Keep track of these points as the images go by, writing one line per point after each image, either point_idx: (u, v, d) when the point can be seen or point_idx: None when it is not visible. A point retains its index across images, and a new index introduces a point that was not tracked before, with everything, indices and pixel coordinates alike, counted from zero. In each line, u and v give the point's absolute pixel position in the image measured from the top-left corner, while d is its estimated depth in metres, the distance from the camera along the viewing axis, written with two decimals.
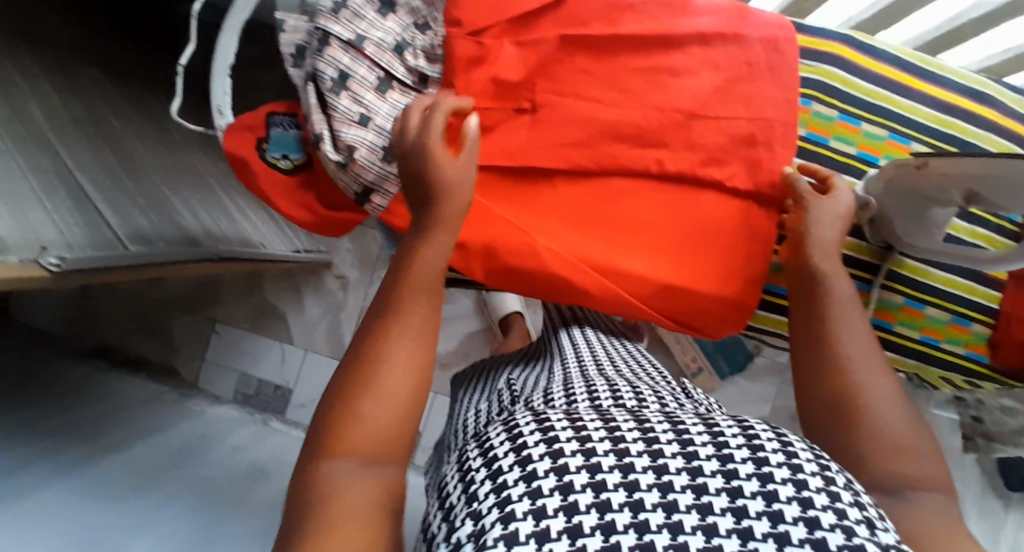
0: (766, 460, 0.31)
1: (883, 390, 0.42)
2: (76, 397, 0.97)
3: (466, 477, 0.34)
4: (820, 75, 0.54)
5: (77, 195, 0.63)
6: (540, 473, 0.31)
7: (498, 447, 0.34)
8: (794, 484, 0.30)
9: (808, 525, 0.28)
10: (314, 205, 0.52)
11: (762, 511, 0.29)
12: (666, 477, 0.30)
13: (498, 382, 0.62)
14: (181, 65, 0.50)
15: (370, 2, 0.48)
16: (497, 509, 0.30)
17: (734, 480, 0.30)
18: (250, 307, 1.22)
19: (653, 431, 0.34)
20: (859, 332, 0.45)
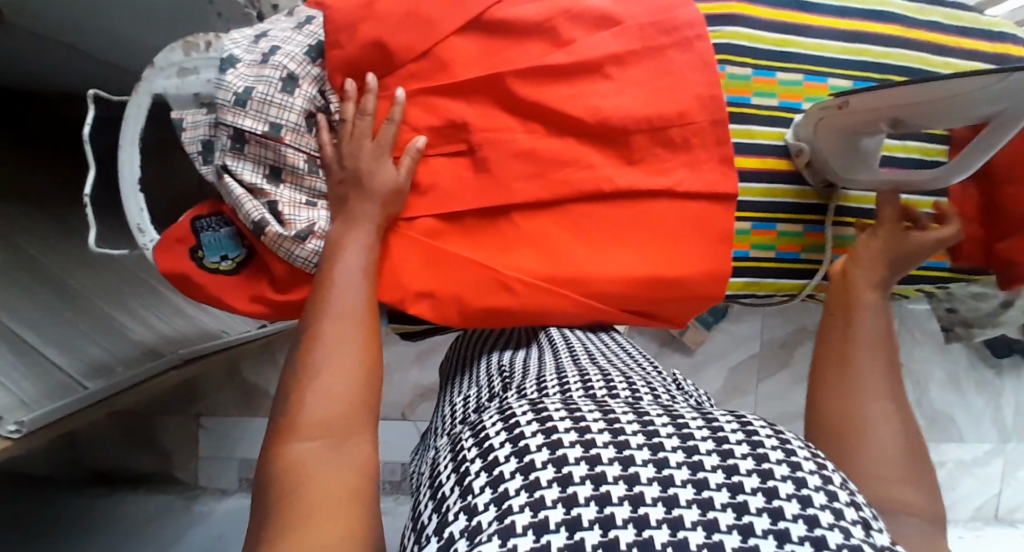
0: (766, 457, 0.33)
1: (886, 417, 0.48)
2: (80, 532, 0.94)
3: (466, 474, 0.35)
4: (728, 38, 0.53)
5: (20, 347, 0.61)
6: (538, 464, 0.32)
7: (496, 442, 0.36)
8: (793, 483, 0.31)
9: (807, 525, 0.29)
10: (268, 292, 0.49)
11: (762, 507, 0.29)
12: (666, 470, 0.31)
13: (484, 365, 0.61)
14: (88, 195, 0.47)
15: (271, 83, 0.46)
16: (494, 504, 0.31)
17: (734, 475, 0.31)
18: (234, 391, 1.18)
19: (652, 423, 0.36)
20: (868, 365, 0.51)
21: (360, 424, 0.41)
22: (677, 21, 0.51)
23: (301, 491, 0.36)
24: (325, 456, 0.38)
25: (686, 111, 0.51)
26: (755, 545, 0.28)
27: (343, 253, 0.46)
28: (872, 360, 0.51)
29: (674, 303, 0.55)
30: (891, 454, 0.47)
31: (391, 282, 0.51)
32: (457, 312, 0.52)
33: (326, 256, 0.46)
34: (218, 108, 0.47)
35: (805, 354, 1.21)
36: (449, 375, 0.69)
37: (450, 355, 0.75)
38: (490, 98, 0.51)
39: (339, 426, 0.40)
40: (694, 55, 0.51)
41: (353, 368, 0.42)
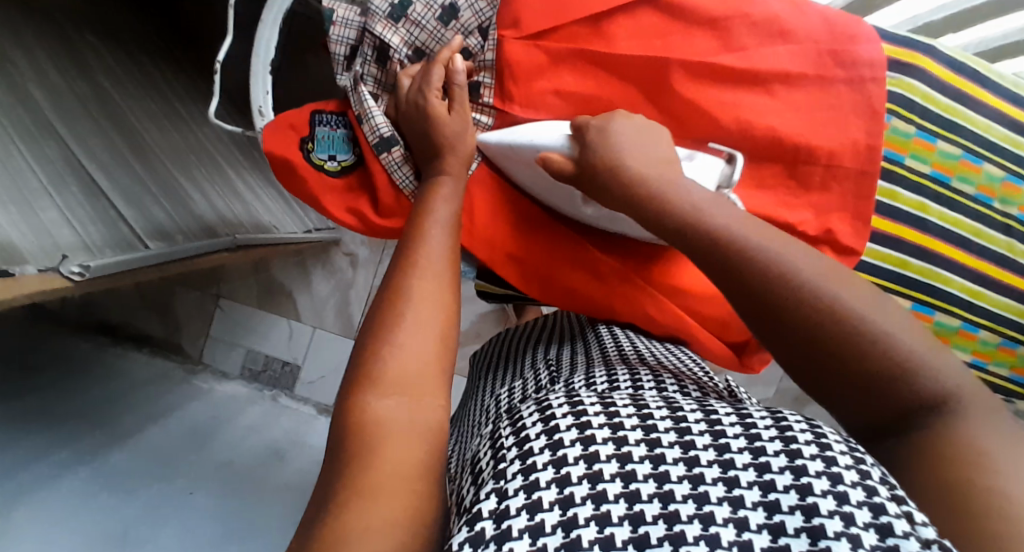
0: (795, 438, 0.28)
1: (864, 296, 0.34)
2: (84, 376, 0.95)
3: (501, 455, 0.32)
4: (903, 89, 0.50)
5: (87, 186, 0.59)
6: (570, 459, 0.30)
7: (528, 422, 0.34)
8: (824, 461, 0.27)
9: (837, 500, 0.25)
10: (366, 210, 0.46)
11: (789, 484, 0.26)
12: (698, 469, 0.28)
13: (531, 359, 0.61)
14: (219, 62, 0.45)
15: (431, 7, 0.45)
16: (524, 492, 0.28)
17: (761, 455, 0.28)
18: (257, 284, 1.18)
19: (685, 418, 0.32)
20: (785, 256, 0.35)
21: (435, 378, 0.38)
22: (858, 57, 0.48)
23: (380, 452, 0.33)
24: (405, 412, 0.35)
25: (836, 149, 0.48)
26: (780, 524, 0.25)
27: (433, 206, 0.43)
28: (812, 269, 0.35)
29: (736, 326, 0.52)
30: (907, 351, 0.32)
31: (489, 228, 0.48)
32: (542, 283, 0.50)
33: (417, 212, 0.43)
34: (370, 15, 0.44)
35: (816, 412, 1.21)
36: (493, 362, 0.69)
37: (485, 352, 0.76)
38: (643, 82, 0.47)
39: (413, 385, 0.36)
40: (864, 97, 0.48)
41: (436, 316, 0.39)
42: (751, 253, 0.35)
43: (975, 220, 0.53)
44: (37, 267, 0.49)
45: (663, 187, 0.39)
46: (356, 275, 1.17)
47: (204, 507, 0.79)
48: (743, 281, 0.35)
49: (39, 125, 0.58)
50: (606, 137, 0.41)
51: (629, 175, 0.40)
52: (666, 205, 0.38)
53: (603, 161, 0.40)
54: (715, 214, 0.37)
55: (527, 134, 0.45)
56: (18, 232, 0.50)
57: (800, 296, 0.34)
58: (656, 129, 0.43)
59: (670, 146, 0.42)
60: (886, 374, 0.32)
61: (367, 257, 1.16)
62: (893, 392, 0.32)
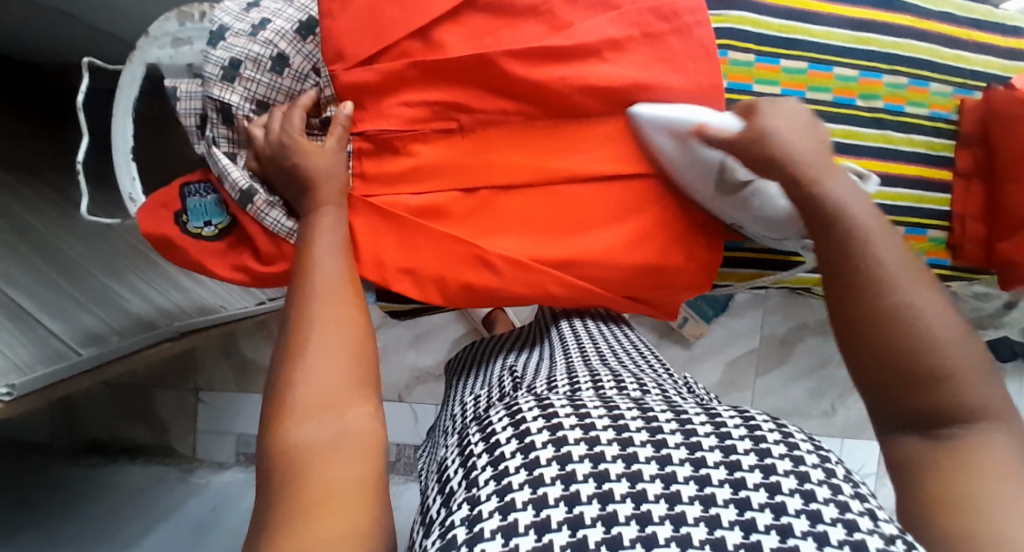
0: (768, 453, 0.32)
1: (937, 307, 0.40)
2: (78, 500, 0.95)
3: (473, 468, 0.35)
4: (732, 22, 0.52)
5: (13, 312, 0.61)
6: (542, 460, 0.31)
7: (501, 437, 0.35)
8: (795, 477, 0.30)
9: (805, 499, 0.28)
10: (250, 262, 0.48)
11: (765, 503, 0.28)
12: (669, 467, 0.31)
13: (495, 369, 0.63)
14: (80, 163, 0.48)
15: (259, 61, 0.47)
16: (496, 497, 0.30)
17: (732, 456, 0.31)
18: (231, 368, 1.19)
19: (656, 420, 0.35)
20: (893, 256, 0.41)
21: (355, 397, 0.38)
22: (677, 7, 0.50)
23: (296, 480, 0.32)
24: (325, 431, 0.35)
25: (681, 90, 0.50)
26: (752, 520, 0.27)
27: (315, 238, 0.44)
28: (899, 272, 0.41)
29: (644, 286, 0.54)
30: (958, 366, 0.38)
31: (368, 249, 0.51)
32: (445, 292, 0.52)
33: (300, 252, 0.44)
34: (207, 82, 0.47)
35: (806, 350, 1.20)
36: (460, 373, 0.71)
37: (457, 359, 0.77)
38: (479, 81, 0.49)
39: (331, 405, 0.36)
40: (693, 42, 0.50)
41: (347, 342, 0.40)
42: (867, 252, 0.42)
43: (840, 123, 0.54)
44: None
45: (819, 167, 0.45)
46: None
47: None
48: (842, 254, 0.42)
49: None
50: (767, 116, 0.46)
51: (790, 153, 0.45)
52: (819, 192, 0.44)
53: (761, 135, 0.45)
54: (847, 203, 0.43)
55: (687, 112, 0.47)
56: None
57: (887, 296, 0.40)
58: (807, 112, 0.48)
59: (823, 127, 0.48)
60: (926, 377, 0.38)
61: None
62: (932, 395, 0.37)
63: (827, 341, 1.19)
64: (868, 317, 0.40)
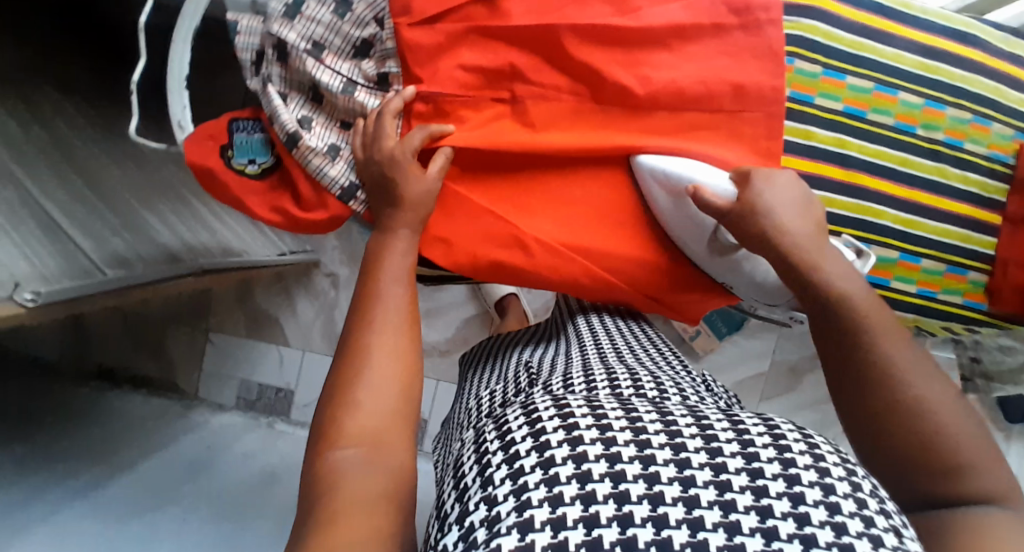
0: (793, 461, 0.31)
1: (952, 407, 0.39)
2: (80, 418, 0.97)
3: (486, 462, 0.35)
4: (804, 31, 0.51)
5: (45, 222, 0.61)
6: (557, 459, 0.32)
7: (516, 433, 0.35)
8: (820, 488, 0.29)
9: (829, 511, 0.28)
10: (290, 206, 0.48)
11: (787, 511, 0.28)
12: (688, 471, 0.30)
13: (510, 363, 0.63)
14: (134, 83, 0.48)
15: (323, 2, 0.47)
16: (513, 495, 0.30)
17: (754, 461, 0.31)
18: (243, 315, 1.20)
19: (675, 423, 0.35)
20: (903, 354, 0.41)
21: (407, 397, 0.40)
22: (751, 2, 0.49)
23: (338, 487, 0.33)
24: (376, 424, 0.37)
25: (742, 86, 0.49)
26: (773, 528, 0.27)
27: (393, 229, 0.47)
28: (916, 372, 0.40)
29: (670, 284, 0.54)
30: (973, 460, 0.36)
31: None
32: (471, 266, 0.52)
33: (371, 258, 0.47)
34: (269, 18, 0.47)
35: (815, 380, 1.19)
36: (477, 362, 0.71)
37: (473, 351, 0.77)
38: (540, 52, 0.49)
39: (377, 438, 0.37)
40: (762, 40, 0.49)
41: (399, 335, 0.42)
42: (883, 351, 0.41)
43: (897, 149, 0.53)
44: None
45: (820, 252, 0.46)
46: (338, 294, 1.17)
47: (198, 530, 0.79)
48: (852, 338, 0.43)
49: None
50: (769, 184, 0.47)
51: (783, 228, 0.46)
52: (825, 285, 0.45)
53: (759, 201, 0.46)
54: (854, 296, 0.44)
55: (687, 169, 0.48)
56: None
57: (892, 386, 0.40)
58: (813, 202, 0.48)
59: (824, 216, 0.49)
60: (945, 467, 0.36)
61: (347, 275, 1.16)
62: (941, 480, 0.36)
63: None
64: (857, 394, 0.41)
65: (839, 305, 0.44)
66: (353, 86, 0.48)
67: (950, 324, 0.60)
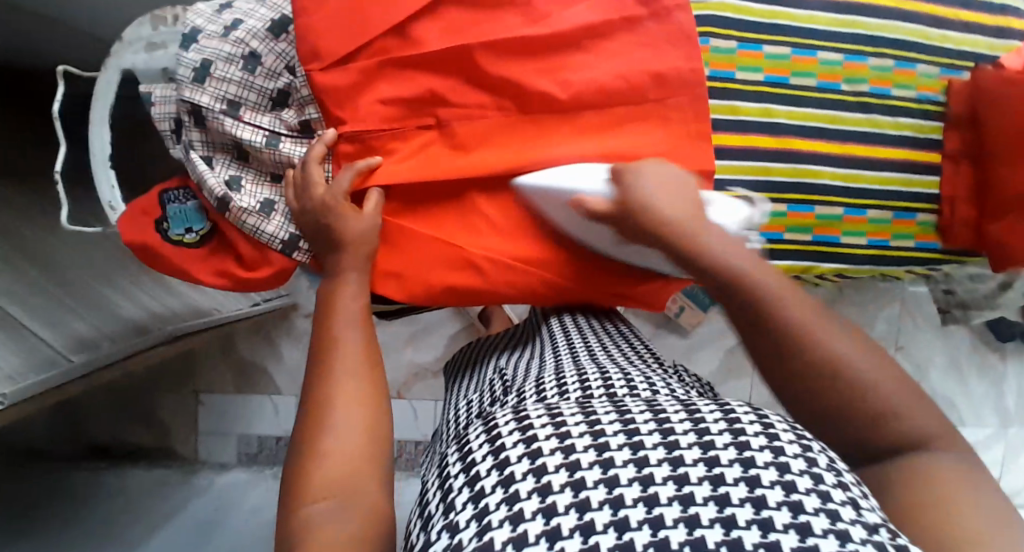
0: (746, 443, 0.29)
1: (876, 363, 0.40)
2: (81, 504, 0.96)
3: (448, 489, 0.32)
4: (713, 9, 0.51)
5: (4, 319, 0.60)
6: (512, 460, 0.30)
7: (475, 452, 0.33)
8: (775, 468, 0.27)
9: (784, 489, 0.26)
10: (234, 268, 0.48)
11: (744, 497, 0.25)
12: (642, 452, 0.29)
13: (487, 375, 0.62)
14: (59, 172, 0.47)
15: (231, 60, 0.46)
16: (473, 520, 0.28)
17: (711, 450, 0.28)
18: (230, 370, 1.19)
19: (633, 418, 0.33)
20: (812, 318, 0.42)
21: (375, 440, 0.40)
22: None
23: (310, 535, 0.33)
24: (342, 470, 0.37)
25: (661, 73, 0.49)
26: (732, 517, 0.25)
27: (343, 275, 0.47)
28: (826, 332, 0.41)
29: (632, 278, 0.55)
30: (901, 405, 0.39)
31: None
32: (425, 292, 0.51)
33: (323, 312, 0.47)
34: (179, 85, 0.46)
35: None
36: (458, 373, 0.71)
37: (455, 360, 0.76)
38: (458, 74, 0.49)
39: (346, 485, 0.36)
40: (674, 25, 0.50)
41: (360, 377, 0.43)
42: (788, 318, 0.42)
43: (825, 108, 0.53)
44: None
45: (696, 234, 0.45)
46: None
47: None
48: (756, 315, 0.43)
49: None
50: (639, 181, 0.46)
51: (664, 223, 0.45)
52: (727, 267, 0.44)
53: (635, 204, 0.45)
54: (741, 271, 0.44)
55: (564, 178, 0.47)
56: None
57: (804, 353, 0.41)
58: (687, 181, 0.48)
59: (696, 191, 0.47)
60: (874, 417, 0.38)
61: None
62: (883, 434, 0.38)
63: None
64: (784, 370, 0.42)
65: (738, 287, 0.44)
66: (278, 139, 0.48)
67: (909, 267, 0.61)
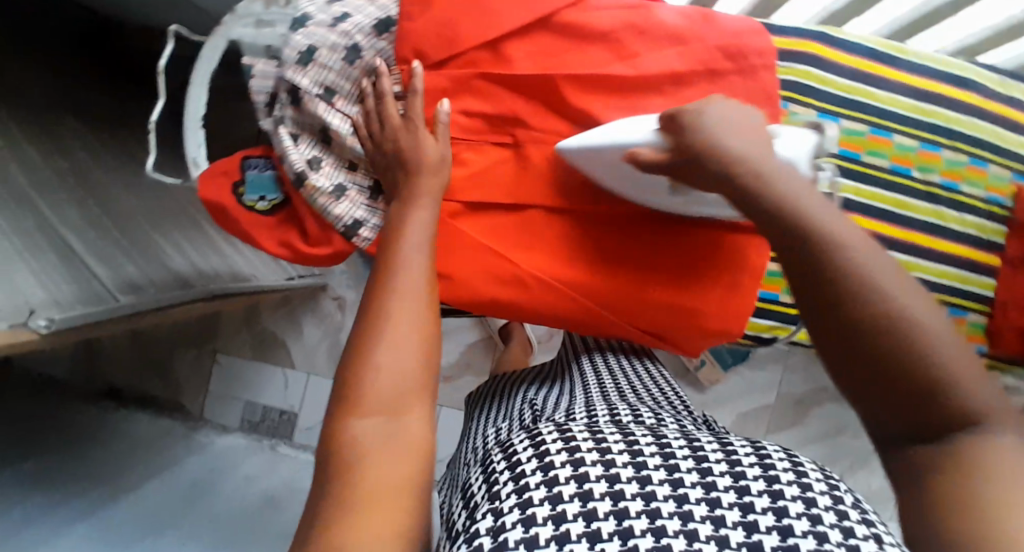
0: (780, 493, 0.33)
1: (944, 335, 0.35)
2: (86, 437, 0.98)
3: (496, 482, 0.36)
4: (797, 75, 0.53)
5: (62, 250, 0.64)
6: (565, 495, 0.33)
7: (523, 456, 0.37)
8: (807, 520, 0.32)
9: (817, 539, 0.30)
10: (296, 241, 0.50)
11: (772, 525, 0.32)
12: (687, 506, 0.33)
13: (515, 401, 0.64)
14: (152, 122, 0.50)
15: (335, 50, 0.48)
16: (522, 524, 0.32)
17: (746, 496, 0.33)
18: (251, 337, 1.21)
19: (673, 455, 0.36)
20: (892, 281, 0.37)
21: (408, 400, 0.41)
22: (745, 48, 0.51)
23: (353, 478, 0.36)
24: (380, 428, 0.39)
25: None
26: (759, 541, 0.31)
27: (407, 227, 0.47)
28: (904, 290, 0.37)
29: (677, 328, 0.54)
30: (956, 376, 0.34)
31: None
32: (472, 300, 0.53)
33: (387, 238, 0.47)
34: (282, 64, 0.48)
35: (820, 415, 1.19)
36: (482, 402, 0.72)
37: (478, 391, 0.78)
38: (537, 95, 0.51)
39: (392, 402, 0.41)
40: (757, 84, 0.52)
41: (417, 326, 0.44)
42: (856, 274, 0.37)
43: (892, 191, 0.54)
44: (5, 323, 0.52)
45: (763, 168, 0.41)
46: (344, 318, 1.19)
47: None
48: (824, 269, 0.38)
49: (18, 200, 0.62)
50: (701, 120, 0.43)
51: (739, 160, 0.41)
52: (795, 200, 0.40)
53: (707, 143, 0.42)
54: (820, 221, 0.39)
55: (619, 132, 0.47)
56: None
57: (876, 316, 0.36)
58: (748, 111, 0.44)
59: (764, 127, 0.44)
60: (930, 389, 0.34)
61: (354, 300, 1.18)
62: (936, 410, 0.34)
63: (842, 408, 1.18)
64: (865, 343, 0.36)
65: (814, 241, 0.39)
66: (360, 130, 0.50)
67: None
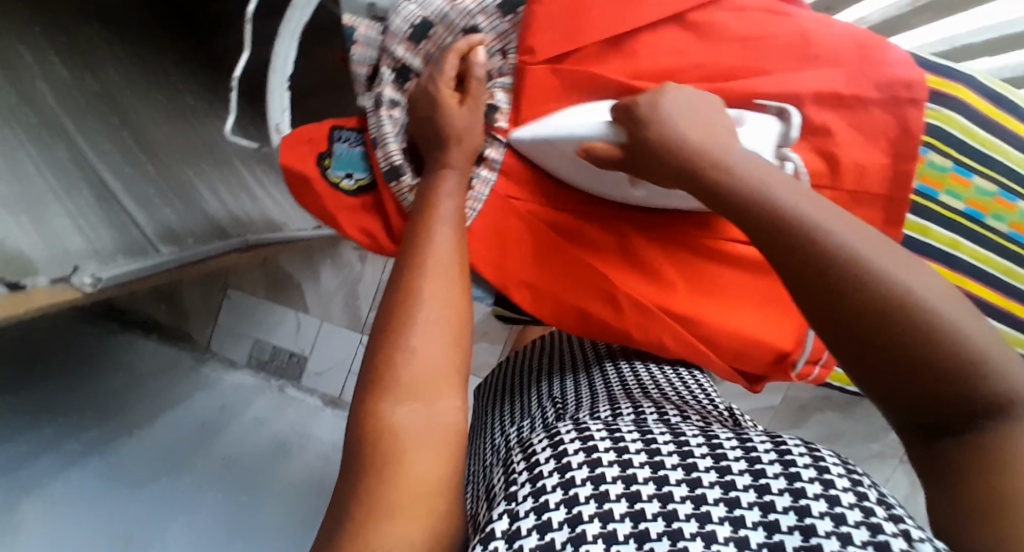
0: (803, 490, 0.26)
1: (938, 293, 0.28)
2: (91, 363, 0.94)
3: (511, 481, 0.32)
4: (942, 121, 0.48)
5: (99, 191, 0.58)
6: (578, 480, 0.29)
7: (540, 453, 0.32)
8: (832, 518, 0.25)
9: (841, 541, 0.24)
10: (380, 233, 0.47)
11: (793, 525, 0.25)
12: (704, 506, 0.27)
13: (539, 395, 0.62)
14: (236, 78, 0.43)
15: (452, 29, 0.47)
16: (534, 514, 0.28)
17: (766, 494, 0.27)
18: (264, 275, 1.18)
19: (691, 451, 0.31)
20: (854, 240, 0.30)
21: (442, 382, 0.36)
22: (895, 78, 0.46)
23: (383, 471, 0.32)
24: (419, 415, 0.34)
25: (863, 166, 0.47)
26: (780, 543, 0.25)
27: (439, 203, 0.42)
28: (876, 252, 0.29)
29: (755, 357, 0.51)
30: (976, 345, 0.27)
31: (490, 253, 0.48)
32: (556, 319, 0.50)
33: (418, 215, 0.42)
34: (392, 36, 0.46)
35: (820, 421, 1.22)
36: (503, 393, 0.70)
37: (496, 382, 0.75)
38: None
39: (426, 383, 0.36)
40: (897, 119, 0.47)
41: (450, 293, 0.39)
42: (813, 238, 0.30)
43: (1002, 257, 0.52)
44: (48, 277, 0.48)
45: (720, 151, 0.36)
46: (363, 269, 1.17)
47: (213, 502, 0.78)
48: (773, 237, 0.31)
49: (50, 129, 0.56)
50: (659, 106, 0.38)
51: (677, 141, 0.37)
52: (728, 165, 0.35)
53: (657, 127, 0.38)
54: (772, 188, 0.33)
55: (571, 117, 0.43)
56: (28, 241, 0.48)
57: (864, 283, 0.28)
58: (706, 98, 0.40)
59: (724, 112, 0.39)
60: (937, 372, 0.27)
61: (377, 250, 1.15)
62: (949, 390, 0.27)
63: (841, 417, 1.21)
64: (844, 320, 0.28)
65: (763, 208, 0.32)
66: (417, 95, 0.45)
67: None
